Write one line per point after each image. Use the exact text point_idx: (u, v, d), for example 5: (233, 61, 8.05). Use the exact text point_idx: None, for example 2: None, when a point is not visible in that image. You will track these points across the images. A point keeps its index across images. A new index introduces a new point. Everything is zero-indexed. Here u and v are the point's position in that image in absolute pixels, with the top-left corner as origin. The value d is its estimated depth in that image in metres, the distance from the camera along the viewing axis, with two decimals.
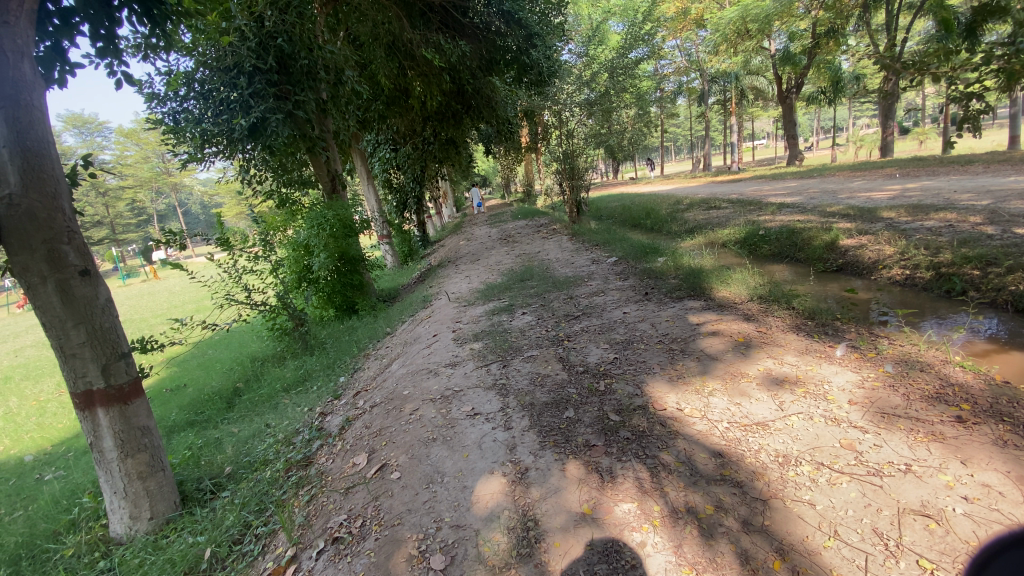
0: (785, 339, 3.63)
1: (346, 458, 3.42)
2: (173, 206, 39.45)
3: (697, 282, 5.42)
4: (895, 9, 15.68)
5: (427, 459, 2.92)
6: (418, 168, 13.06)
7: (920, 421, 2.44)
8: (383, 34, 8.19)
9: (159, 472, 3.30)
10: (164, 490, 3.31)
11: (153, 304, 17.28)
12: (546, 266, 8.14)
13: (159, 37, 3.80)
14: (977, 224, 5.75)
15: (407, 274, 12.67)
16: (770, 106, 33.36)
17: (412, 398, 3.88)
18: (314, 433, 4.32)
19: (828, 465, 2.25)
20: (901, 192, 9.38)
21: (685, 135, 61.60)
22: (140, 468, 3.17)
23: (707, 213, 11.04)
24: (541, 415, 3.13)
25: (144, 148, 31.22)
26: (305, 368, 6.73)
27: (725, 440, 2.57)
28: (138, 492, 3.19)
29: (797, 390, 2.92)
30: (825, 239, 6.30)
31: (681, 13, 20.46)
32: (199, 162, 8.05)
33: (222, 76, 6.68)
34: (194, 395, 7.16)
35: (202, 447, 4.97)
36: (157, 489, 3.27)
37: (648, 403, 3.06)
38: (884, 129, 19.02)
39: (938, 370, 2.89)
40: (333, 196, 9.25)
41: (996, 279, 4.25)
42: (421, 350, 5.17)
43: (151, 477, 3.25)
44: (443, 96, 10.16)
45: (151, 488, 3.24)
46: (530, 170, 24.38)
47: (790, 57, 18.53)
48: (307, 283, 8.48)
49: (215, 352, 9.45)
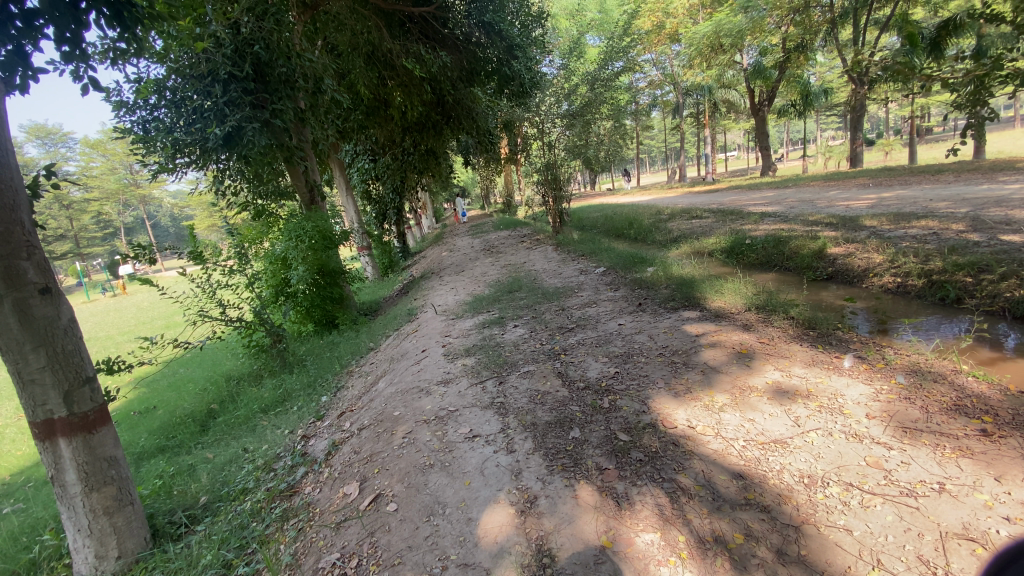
0: (789, 350, 3.54)
1: (334, 488, 3.18)
2: (142, 219, 38.27)
3: (692, 292, 5.34)
4: (860, 26, 16.25)
5: (425, 487, 2.71)
6: (398, 179, 12.73)
7: (945, 435, 2.36)
8: (362, 43, 8.05)
9: (128, 506, 3.00)
10: (133, 527, 3.02)
11: (121, 321, 16.50)
12: (534, 277, 7.99)
13: (128, 41, 3.52)
14: (961, 232, 5.84)
15: (388, 287, 12.41)
16: (741, 119, 34.21)
17: (405, 419, 3.66)
18: (298, 459, 4.04)
19: (857, 485, 2.14)
20: (878, 202, 9.54)
21: (660, 147, 62.92)
22: (106, 502, 2.88)
23: (690, 223, 11.09)
24: (545, 436, 2.96)
25: (111, 159, 30.13)
26: (284, 388, 6.40)
27: (744, 460, 2.44)
28: (104, 529, 2.88)
29: (811, 403, 2.81)
30: (813, 247, 6.32)
31: (657, 27, 20.71)
32: (171, 173, 7.70)
33: (195, 84, 6.41)
34: (165, 418, 6.73)
35: (174, 476, 4.63)
36: (124, 525, 2.97)
37: (657, 421, 2.91)
38: (853, 141, 19.57)
39: (952, 381, 2.83)
40: (312, 207, 9.03)
41: (989, 286, 4.28)
42: (409, 367, 4.94)
43: (119, 512, 2.95)
44: (423, 106, 9.91)
45: (118, 525, 2.94)
46: (510, 181, 24.32)
47: (762, 71, 18.88)
48: (285, 298, 8.17)
49: (187, 372, 8.99)
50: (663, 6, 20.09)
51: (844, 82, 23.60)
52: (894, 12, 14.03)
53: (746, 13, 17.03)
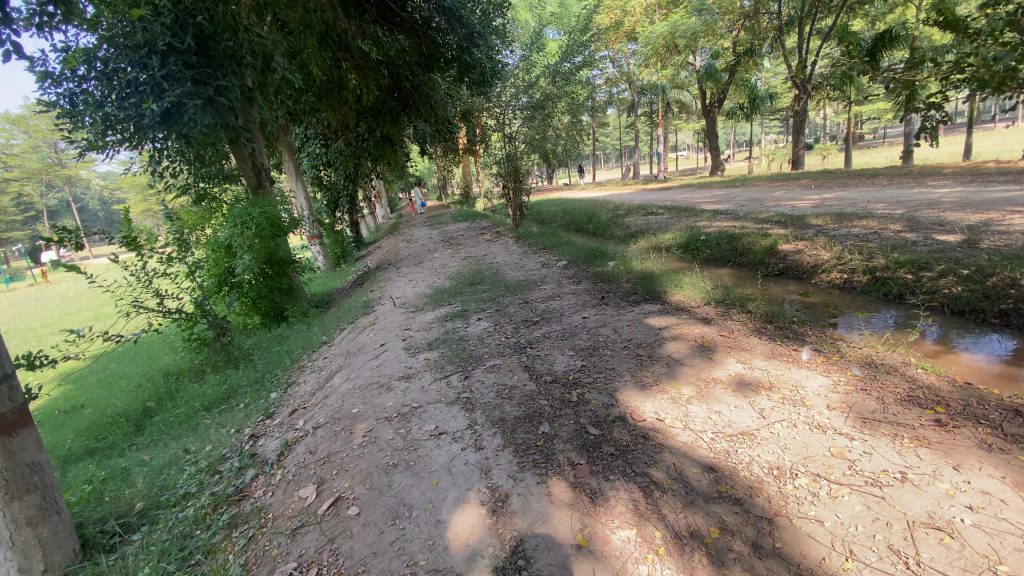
0: (750, 343, 3.60)
1: (288, 491, 2.97)
2: (67, 201, 35.31)
3: (653, 285, 5.40)
4: (806, 35, 17.00)
5: (389, 489, 2.56)
6: (351, 165, 12.34)
7: (902, 425, 2.48)
8: (316, 22, 7.04)
9: (53, 516, 2.71)
10: (60, 538, 2.73)
11: (43, 312, 15.13)
12: (495, 269, 7.89)
13: (56, 4, 3.09)
14: (899, 231, 6.22)
15: (341, 277, 11.96)
16: (692, 119, 35.20)
17: (364, 417, 3.48)
18: (246, 461, 3.77)
19: (825, 476, 2.20)
20: (821, 202, 10.03)
21: (614, 144, 64.16)
22: (29, 512, 2.58)
23: (647, 218, 11.30)
24: (514, 432, 2.87)
25: (33, 135, 27.62)
26: (228, 384, 6.01)
27: (714, 453, 2.45)
28: (28, 541, 2.58)
29: (774, 395, 2.87)
30: (765, 244, 6.54)
31: (615, 24, 20.94)
32: (99, 151, 7.05)
33: (130, 55, 5.87)
34: (94, 418, 6.15)
35: (105, 481, 4.25)
36: (50, 536, 2.68)
37: (625, 414, 2.88)
38: (797, 145, 20.51)
39: (903, 373, 2.98)
40: (259, 192, 8.58)
41: (928, 283, 4.57)
42: (367, 362, 4.72)
43: (43, 522, 2.65)
44: (381, 91, 9.14)
45: (43, 536, 2.65)
46: (468, 172, 24.02)
47: (712, 73, 19.58)
48: (229, 288, 7.70)
49: (119, 367, 8.29)
50: (621, 4, 20.33)
51: (787, 87, 24.76)
52: (834, 23, 14.83)
53: (700, 15, 17.46)
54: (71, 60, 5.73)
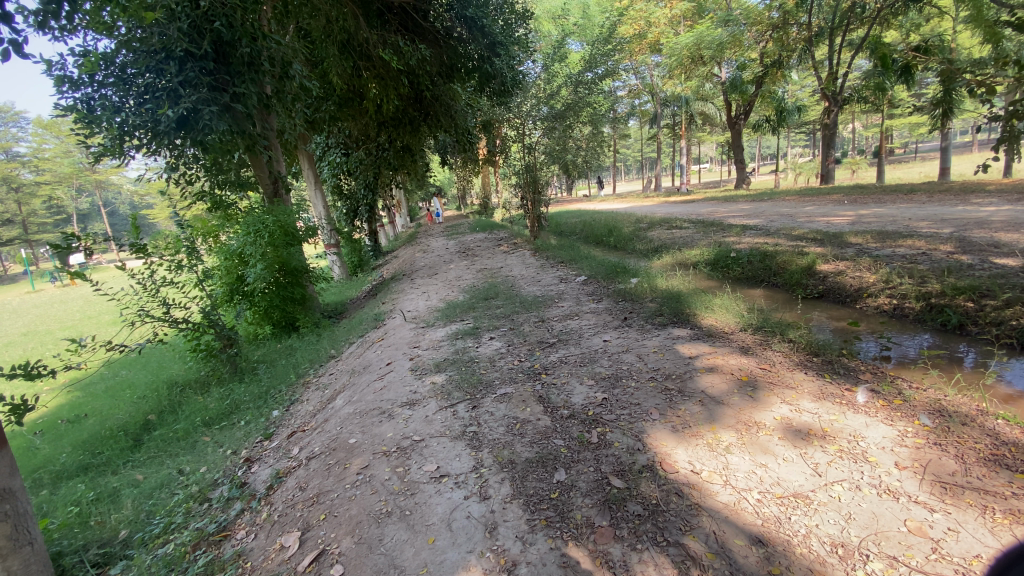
0: (794, 379, 3.19)
1: (270, 535, 2.66)
2: (97, 205, 36.29)
3: (681, 306, 5.00)
4: (838, 47, 16.45)
5: (379, 545, 2.23)
6: (371, 174, 12.19)
7: (990, 493, 2.05)
8: (337, 31, 6.96)
9: (25, 546, 2.38)
10: (32, 571, 2.39)
11: (63, 316, 15.28)
12: (511, 284, 7.58)
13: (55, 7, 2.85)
14: (951, 253, 5.71)
15: (356, 287, 11.78)
16: (716, 131, 34.56)
17: (361, 450, 3.16)
18: (235, 491, 3.47)
19: (903, 561, 1.79)
20: (858, 219, 9.47)
21: (634, 155, 63.75)
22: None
23: (671, 232, 10.88)
24: (525, 479, 2.51)
25: (65, 141, 28.34)
26: (231, 398, 5.79)
27: (762, 519, 2.06)
28: None
29: (828, 447, 2.47)
30: (802, 263, 6.11)
31: (639, 36, 20.68)
32: (116, 157, 6.98)
33: (147, 60, 5.72)
34: (95, 430, 5.98)
35: (93, 503, 4.00)
36: (20, 568, 2.35)
37: (654, 463, 2.50)
38: (826, 160, 19.77)
39: (982, 425, 2.54)
40: (276, 200, 8.46)
41: (993, 313, 4.11)
42: (372, 382, 4.42)
43: (13, 554, 2.32)
44: (400, 100, 9.02)
45: (12, 570, 2.31)
46: (487, 182, 23.84)
47: (738, 85, 18.55)
48: (240, 297, 7.53)
49: (129, 375, 8.19)
50: (646, 15, 20.05)
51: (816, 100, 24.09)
52: (867, 35, 14.32)
53: (726, 27, 17.13)
54: (90, 66, 5.62)
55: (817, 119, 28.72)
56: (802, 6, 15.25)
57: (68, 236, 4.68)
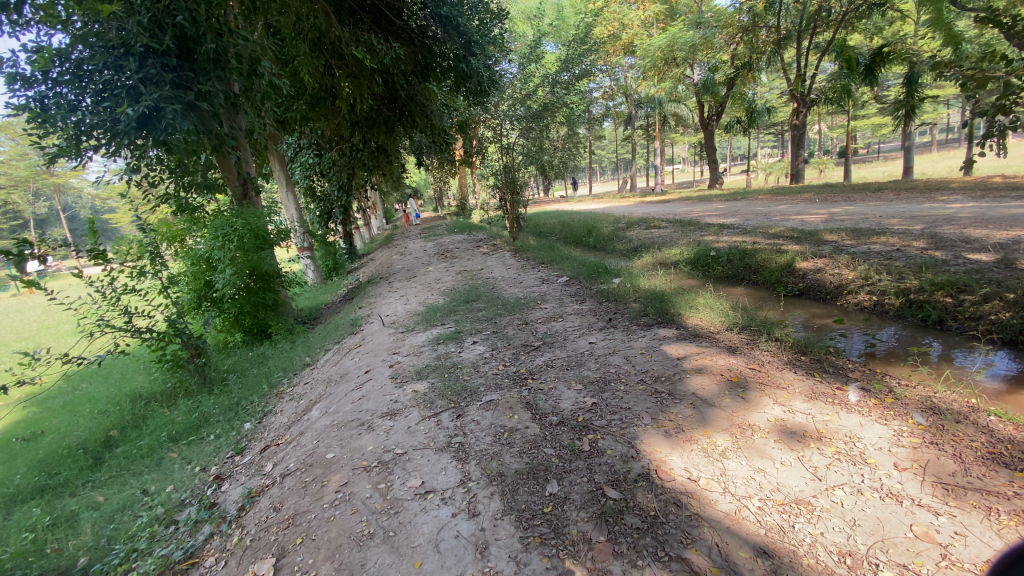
0: (784, 379, 3.14)
1: (242, 561, 2.47)
2: (55, 209, 34.62)
3: (665, 306, 4.95)
4: (805, 50, 16.81)
5: (361, 571, 2.07)
6: (345, 175, 11.88)
7: (993, 493, 2.01)
8: (308, 28, 6.72)
9: None
10: None
11: (17, 326, 14.45)
12: (492, 286, 7.43)
13: None
14: (925, 249, 5.81)
15: (331, 291, 11.44)
16: (689, 132, 35.04)
17: (340, 466, 2.97)
18: (203, 513, 3.24)
19: (913, 569, 1.73)
20: (830, 217, 9.63)
21: (609, 156, 64.24)
22: None
23: (650, 232, 10.90)
24: (516, 493, 2.38)
25: (19, 142, 26.85)
26: (200, 411, 5.49)
27: (765, 528, 1.98)
28: None
29: (826, 449, 2.41)
30: (781, 261, 6.14)
31: (613, 37, 20.75)
32: (72, 158, 6.57)
33: (104, 56, 5.36)
34: (51, 448, 5.60)
35: (48, 528, 3.71)
36: None
37: (649, 471, 2.40)
38: (796, 160, 20.17)
39: (975, 422, 2.52)
40: (245, 202, 8.13)
41: (971, 308, 4.17)
42: (350, 392, 4.22)
43: None
44: (374, 100, 8.80)
45: None
46: (464, 184, 23.60)
47: (710, 86, 18.81)
48: (208, 304, 7.17)
49: (89, 388, 7.75)
50: (620, 17, 20.12)
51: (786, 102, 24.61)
52: (834, 38, 14.65)
53: (698, 29, 17.32)
54: (43, 62, 5.25)
55: (787, 120, 29.38)
56: (771, 8, 15.50)
57: (24, 242, 4.31)
